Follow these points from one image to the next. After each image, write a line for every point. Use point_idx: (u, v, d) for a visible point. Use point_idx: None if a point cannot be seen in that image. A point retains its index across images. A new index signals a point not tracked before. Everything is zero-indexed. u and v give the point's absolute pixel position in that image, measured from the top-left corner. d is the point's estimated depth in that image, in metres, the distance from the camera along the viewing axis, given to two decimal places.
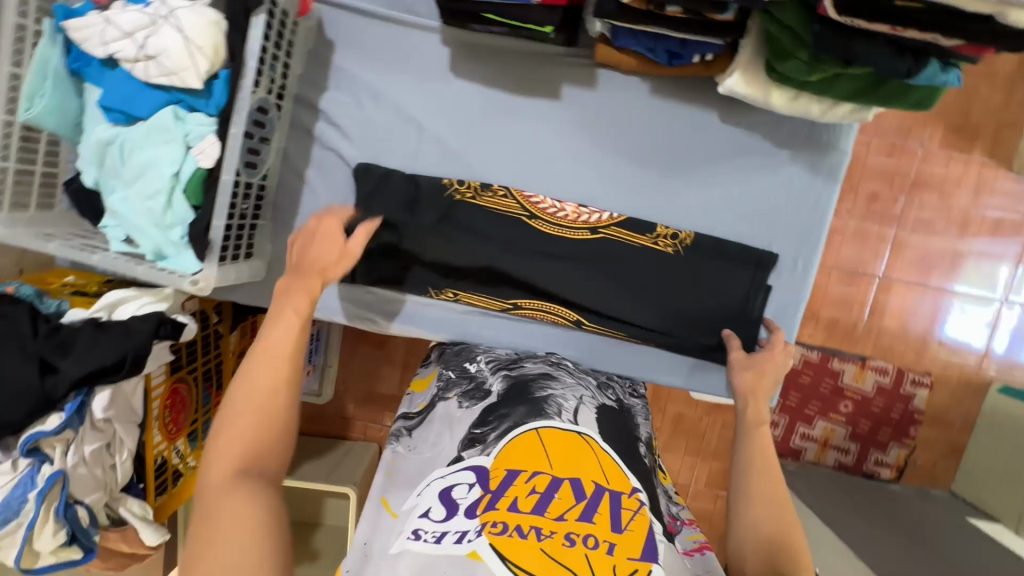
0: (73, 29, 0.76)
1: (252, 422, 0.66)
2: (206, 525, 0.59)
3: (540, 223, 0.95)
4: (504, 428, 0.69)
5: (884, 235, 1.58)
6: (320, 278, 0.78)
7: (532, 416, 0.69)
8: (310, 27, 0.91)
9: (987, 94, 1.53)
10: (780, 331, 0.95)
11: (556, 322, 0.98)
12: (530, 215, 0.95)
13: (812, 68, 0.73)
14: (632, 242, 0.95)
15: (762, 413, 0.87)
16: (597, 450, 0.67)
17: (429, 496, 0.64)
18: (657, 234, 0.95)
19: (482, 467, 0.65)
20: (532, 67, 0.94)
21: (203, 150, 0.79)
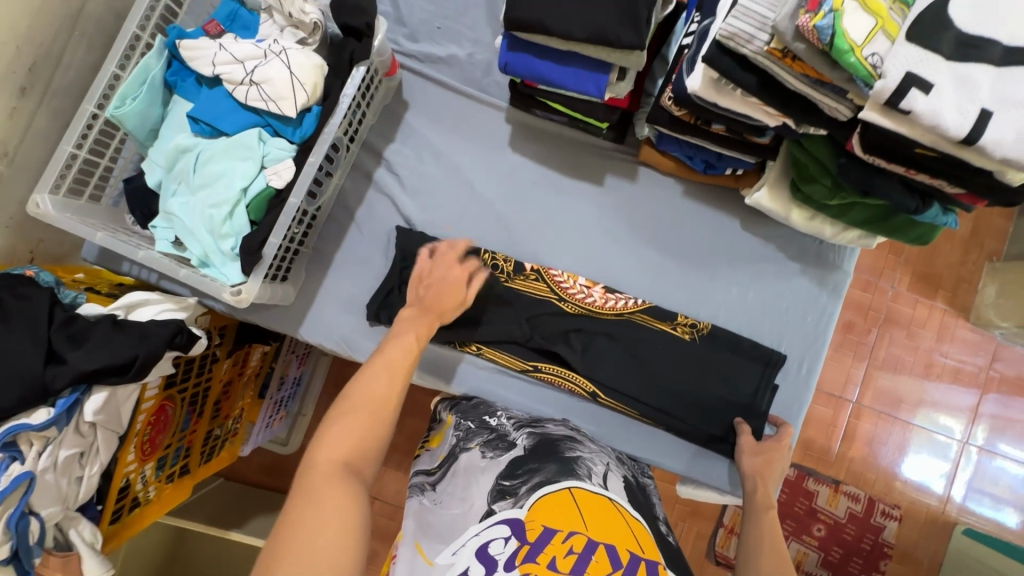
0: (185, 49, 0.86)
1: (361, 423, 0.65)
2: (309, 506, 0.56)
3: (570, 305, 0.99)
4: (535, 482, 0.68)
5: (858, 363, 1.69)
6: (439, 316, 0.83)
7: (563, 475, 0.69)
8: (391, 86, 1.02)
9: (948, 251, 1.72)
10: (788, 426, 0.97)
11: (572, 392, 0.99)
12: (562, 299, 0.99)
13: (833, 193, 0.85)
14: (653, 328, 0.99)
15: (769, 498, 0.88)
16: (627, 517, 0.66)
17: (466, 554, 0.61)
18: (677, 321, 0.99)
19: (516, 519, 0.63)
20: (580, 154, 1.04)
21: (277, 171, 0.85)
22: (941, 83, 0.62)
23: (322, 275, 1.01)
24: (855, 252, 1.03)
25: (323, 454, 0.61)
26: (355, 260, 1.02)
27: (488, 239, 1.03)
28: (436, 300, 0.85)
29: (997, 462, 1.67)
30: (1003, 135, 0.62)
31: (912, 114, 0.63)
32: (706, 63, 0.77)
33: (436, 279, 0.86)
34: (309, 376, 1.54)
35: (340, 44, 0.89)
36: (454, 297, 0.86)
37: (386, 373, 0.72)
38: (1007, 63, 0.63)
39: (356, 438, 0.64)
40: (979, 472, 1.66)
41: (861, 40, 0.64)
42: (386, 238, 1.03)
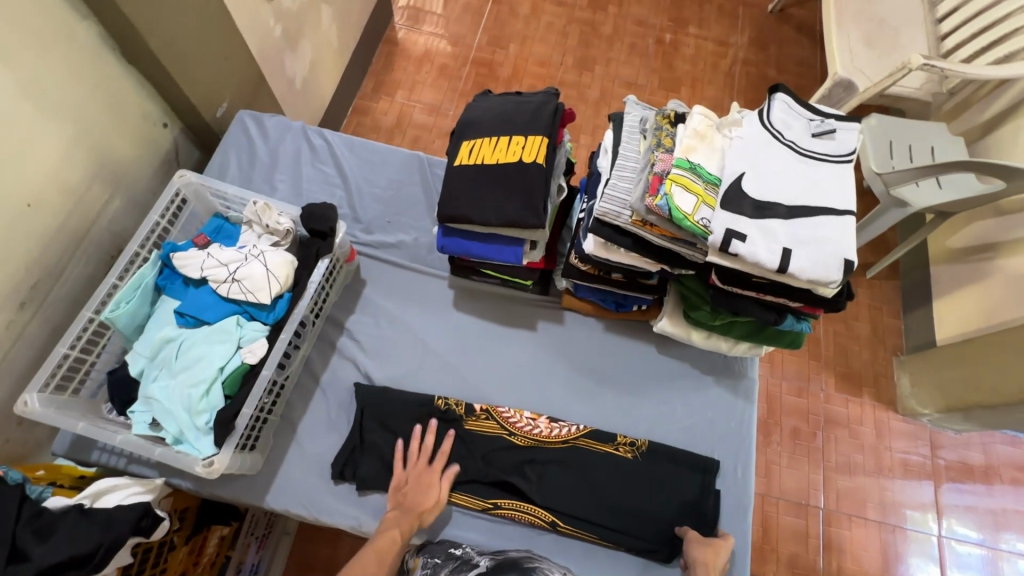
0: (178, 259, 1.04)
1: None
2: None
3: (520, 437, 1.09)
4: None
5: (814, 468, 1.78)
6: (416, 520, 0.97)
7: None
8: (351, 269, 1.22)
9: (857, 351, 1.95)
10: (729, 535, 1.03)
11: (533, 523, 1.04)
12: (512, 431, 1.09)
13: (714, 316, 1.06)
14: (598, 450, 1.09)
15: None
16: None
17: None
18: (617, 441, 1.10)
19: None
20: (514, 307, 1.24)
21: (251, 349, 0.97)
22: (751, 234, 0.88)
23: (289, 439, 1.09)
24: (756, 361, 1.21)
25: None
26: (322, 422, 1.11)
27: (443, 388, 1.16)
28: (417, 501, 0.99)
29: (996, 561, 1.69)
30: (802, 264, 0.86)
31: (739, 256, 0.87)
32: (593, 233, 1.01)
33: (417, 483, 1.01)
34: (270, 560, 1.45)
35: (308, 243, 1.10)
36: (432, 495, 1.00)
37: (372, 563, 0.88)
38: (792, 216, 0.89)
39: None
40: (965, 567, 1.68)
41: (691, 211, 0.89)
42: (349, 398, 1.14)
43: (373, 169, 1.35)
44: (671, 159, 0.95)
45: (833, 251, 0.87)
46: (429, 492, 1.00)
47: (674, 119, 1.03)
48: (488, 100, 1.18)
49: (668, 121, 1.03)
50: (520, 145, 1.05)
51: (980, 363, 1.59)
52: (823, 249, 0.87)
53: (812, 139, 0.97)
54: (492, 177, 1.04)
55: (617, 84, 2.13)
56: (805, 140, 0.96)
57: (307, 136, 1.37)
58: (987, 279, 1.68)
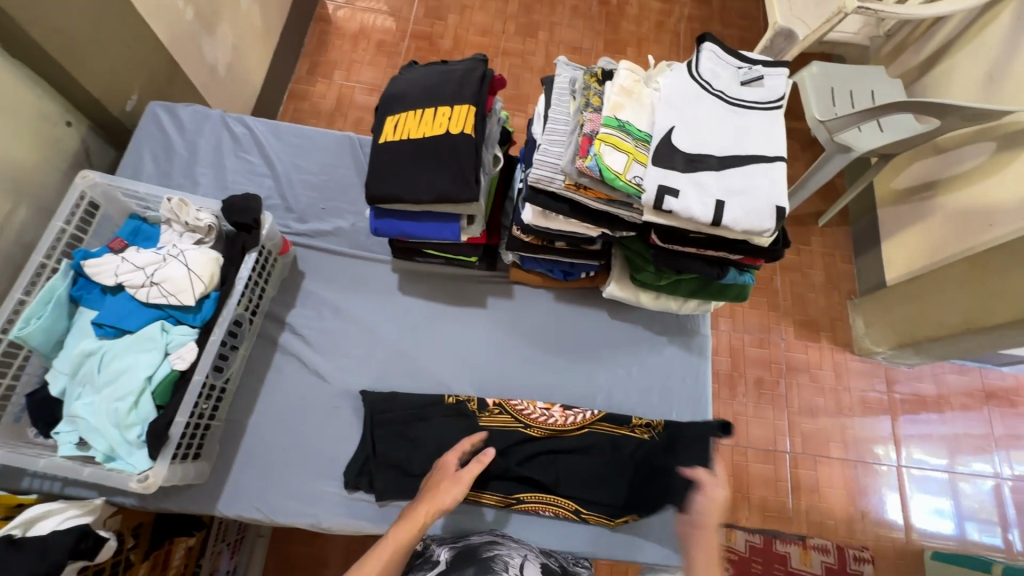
0: (90, 266, 0.98)
1: None
2: None
3: (536, 429, 1.07)
4: None
5: (779, 414, 1.84)
6: (430, 506, 0.87)
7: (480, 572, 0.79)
8: (288, 261, 1.17)
9: (813, 298, 1.99)
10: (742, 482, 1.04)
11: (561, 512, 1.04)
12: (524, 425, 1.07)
13: (660, 276, 1.05)
14: (614, 433, 1.08)
15: None
16: None
17: None
18: (632, 423, 1.09)
19: None
20: (462, 285, 1.21)
21: (180, 355, 0.92)
22: (683, 188, 0.86)
23: (238, 444, 1.05)
24: (708, 317, 1.22)
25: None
26: (271, 423, 1.08)
27: (396, 376, 1.13)
28: (434, 490, 0.91)
29: (955, 484, 1.78)
30: (736, 215, 0.85)
31: (673, 213, 0.86)
32: (530, 202, 0.98)
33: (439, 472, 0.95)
34: (246, 565, 1.42)
35: (233, 238, 1.04)
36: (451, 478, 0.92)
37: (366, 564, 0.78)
38: (724, 166, 0.88)
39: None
40: (925, 495, 1.77)
41: (622, 169, 0.87)
42: (297, 394, 1.10)
43: (302, 155, 1.28)
44: (599, 119, 0.93)
45: (765, 199, 0.86)
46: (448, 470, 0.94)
47: (601, 77, 1.00)
48: (415, 71, 1.12)
49: (596, 79, 1.00)
50: (447, 115, 1.00)
51: (929, 298, 1.63)
52: (756, 198, 0.86)
53: (741, 87, 0.95)
54: (420, 152, 1.00)
55: (562, 48, 2.07)
56: (733, 89, 0.95)
57: (227, 124, 1.29)
58: (928, 217, 1.73)
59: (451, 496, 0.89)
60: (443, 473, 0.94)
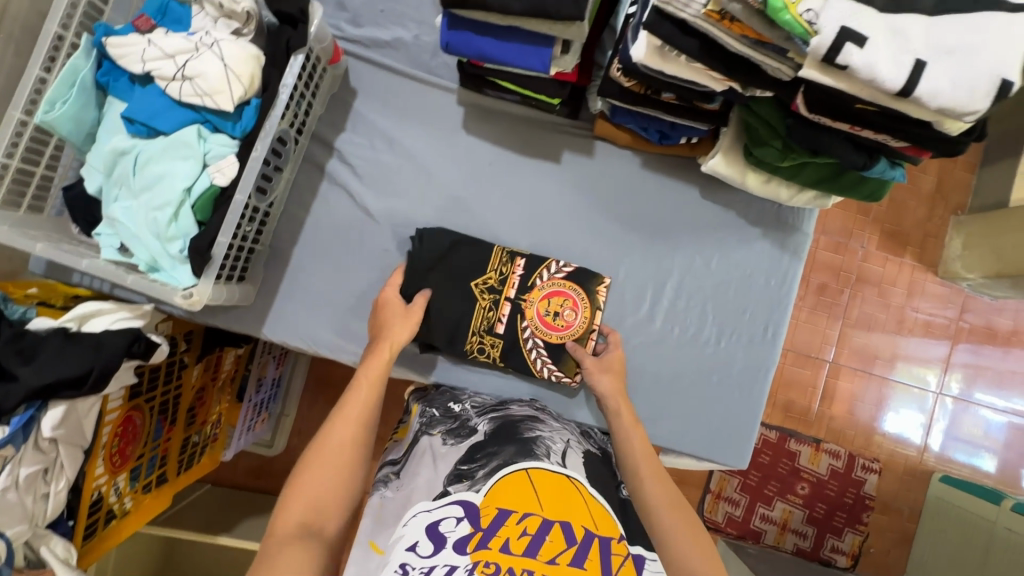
0: (113, 46, 0.83)
1: (319, 476, 0.70)
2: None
3: (478, 283, 0.99)
4: (492, 466, 0.69)
5: (833, 323, 1.71)
6: (389, 343, 0.87)
7: (522, 455, 0.70)
8: (337, 74, 0.99)
9: (914, 207, 1.73)
10: (614, 332, 0.99)
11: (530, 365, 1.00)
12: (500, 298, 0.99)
13: (784, 156, 0.86)
14: (529, 276, 0.99)
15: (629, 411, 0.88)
16: (584, 493, 0.68)
17: (415, 527, 0.65)
18: (547, 268, 0.99)
19: (471, 502, 0.66)
20: (535, 132, 1.03)
21: (220, 169, 0.83)
22: (876, 36, 0.63)
23: (281, 272, 1.00)
24: (814, 213, 1.04)
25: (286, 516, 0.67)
26: (315, 255, 1.01)
27: (449, 226, 1.02)
28: (390, 329, 0.89)
29: (966, 408, 1.71)
30: (937, 84, 0.62)
31: (849, 69, 0.63)
32: (648, 30, 0.75)
33: (386, 306, 0.92)
34: (288, 376, 1.50)
35: (275, 32, 0.86)
36: (399, 313, 0.92)
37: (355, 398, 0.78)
38: (938, 13, 0.63)
39: (321, 488, 0.69)
40: (952, 426, 1.71)
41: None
42: (343, 229, 1.02)
43: None
44: None
45: (986, 65, 0.62)
46: (394, 305, 0.92)
47: None
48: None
49: None
50: None
51: None
52: (976, 61, 0.62)
53: None
54: None
55: None
56: None
57: None
58: None
59: (404, 331, 0.90)
60: (390, 311, 0.92)
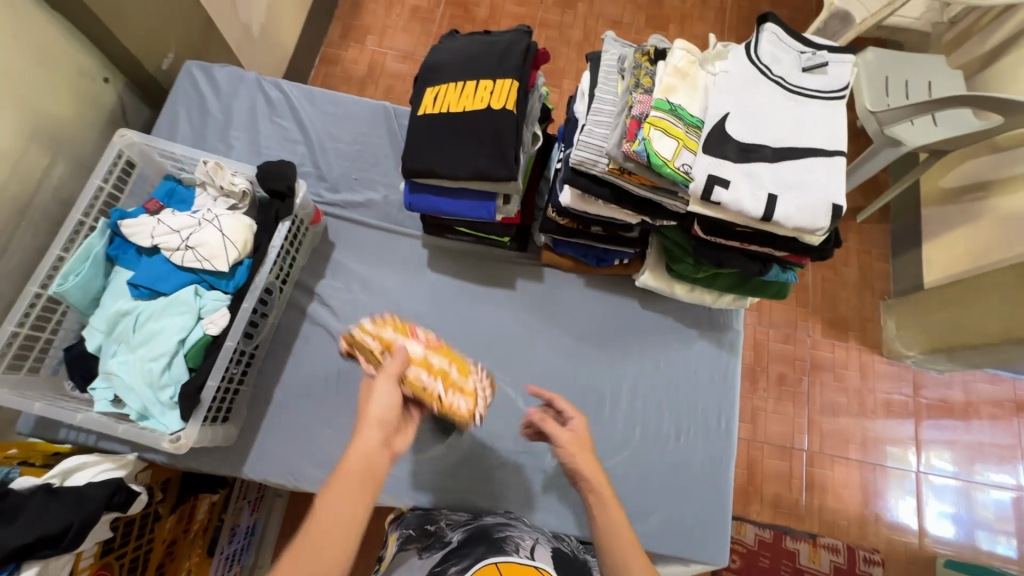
0: (127, 226, 0.98)
1: None
2: None
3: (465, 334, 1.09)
4: (464, 564, 0.72)
5: (800, 411, 1.79)
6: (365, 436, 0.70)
7: (491, 551, 0.73)
8: (318, 231, 1.17)
9: (846, 296, 1.91)
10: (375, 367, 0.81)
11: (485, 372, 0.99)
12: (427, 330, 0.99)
13: (697, 268, 1.02)
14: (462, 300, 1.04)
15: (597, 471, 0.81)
16: None
17: None
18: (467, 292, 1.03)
19: None
20: (490, 265, 1.20)
21: (213, 320, 0.93)
22: (735, 179, 0.82)
23: (263, 410, 1.07)
24: (741, 312, 1.18)
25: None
26: (296, 390, 1.09)
27: None
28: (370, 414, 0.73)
29: (970, 492, 1.72)
30: (788, 210, 0.81)
31: (722, 204, 0.82)
32: (569, 184, 0.94)
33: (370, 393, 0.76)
34: (264, 522, 1.45)
35: (266, 205, 1.04)
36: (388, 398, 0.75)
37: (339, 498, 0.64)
38: (778, 159, 0.83)
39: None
40: (956, 511, 1.71)
41: (671, 156, 0.82)
42: (323, 365, 1.11)
43: (335, 122, 1.26)
44: (649, 100, 0.88)
45: (819, 195, 0.82)
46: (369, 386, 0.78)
47: (654, 56, 0.95)
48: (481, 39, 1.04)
49: (647, 58, 0.95)
50: (488, 89, 0.97)
51: (978, 298, 1.53)
52: (811, 193, 0.82)
53: (802, 74, 0.89)
54: (457, 127, 0.97)
55: (601, 22, 1.96)
56: (794, 75, 0.89)
57: (262, 88, 1.27)
58: (980, 218, 1.60)
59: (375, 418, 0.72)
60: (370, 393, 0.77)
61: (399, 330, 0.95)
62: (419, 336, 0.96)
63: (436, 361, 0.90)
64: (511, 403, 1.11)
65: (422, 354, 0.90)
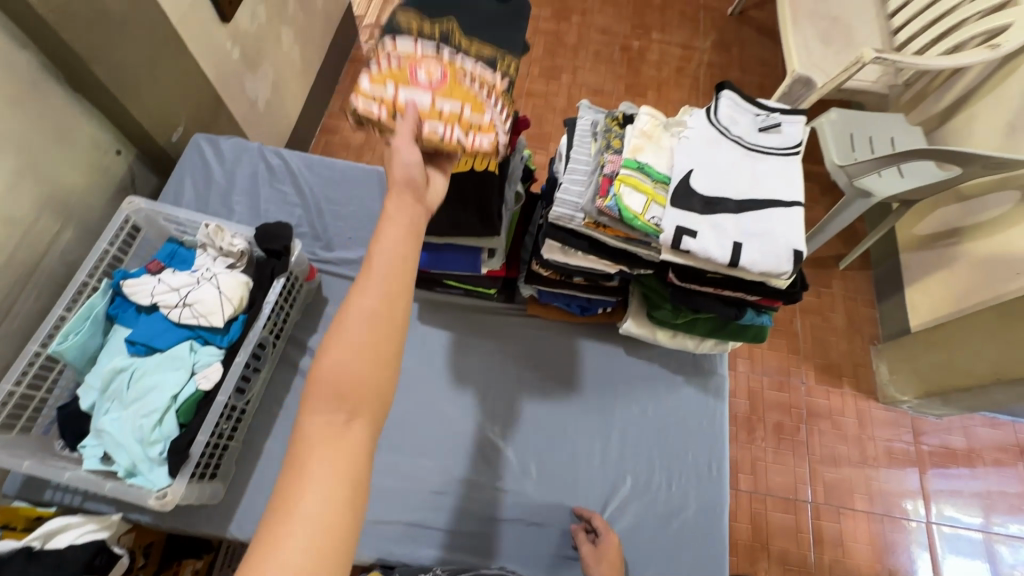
0: (129, 287, 1.03)
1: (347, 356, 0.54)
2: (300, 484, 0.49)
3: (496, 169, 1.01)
4: None
5: (800, 461, 1.76)
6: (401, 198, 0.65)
7: None
8: (312, 288, 1.21)
9: (836, 342, 1.93)
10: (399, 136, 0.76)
11: (495, 64, 0.88)
12: (438, 55, 0.85)
13: (677, 314, 1.06)
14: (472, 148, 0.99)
15: None
16: None
17: None
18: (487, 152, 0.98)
19: None
20: (478, 316, 1.24)
21: (206, 374, 0.96)
22: (702, 230, 0.87)
23: (252, 467, 1.07)
24: (726, 358, 1.21)
25: (312, 413, 0.53)
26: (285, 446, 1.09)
27: (411, 404, 1.14)
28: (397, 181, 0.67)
29: (991, 545, 1.67)
30: (754, 257, 0.86)
31: (691, 253, 0.87)
32: (549, 238, 1.00)
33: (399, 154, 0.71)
34: None
35: (263, 263, 1.09)
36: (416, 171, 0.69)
37: (386, 250, 0.59)
38: (741, 210, 0.89)
39: (361, 367, 0.54)
40: (972, 566, 1.64)
41: (641, 210, 0.89)
42: None
43: (332, 186, 1.34)
44: (620, 159, 0.95)
45: (781, 243, 0.87)
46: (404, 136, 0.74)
47: (622, 121, 1.03)
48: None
49: (616, 123, 1.03)
50: None
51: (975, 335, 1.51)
52: (773, 240, 0.87)
53: (759, 133, 0.98)
54: None
55: (583, 91, 2.11)
56: (751, 135, 0.97)
57: (264, 156, 1.36)
58: (954, 263, 1.67)
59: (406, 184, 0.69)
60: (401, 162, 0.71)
61: (398, 79, 0.81)
62: (420, 79, 0.82)
63: (447, 107, 0.80)
64: (500, 454, 1.11)
65: (433, 103, 0.80)
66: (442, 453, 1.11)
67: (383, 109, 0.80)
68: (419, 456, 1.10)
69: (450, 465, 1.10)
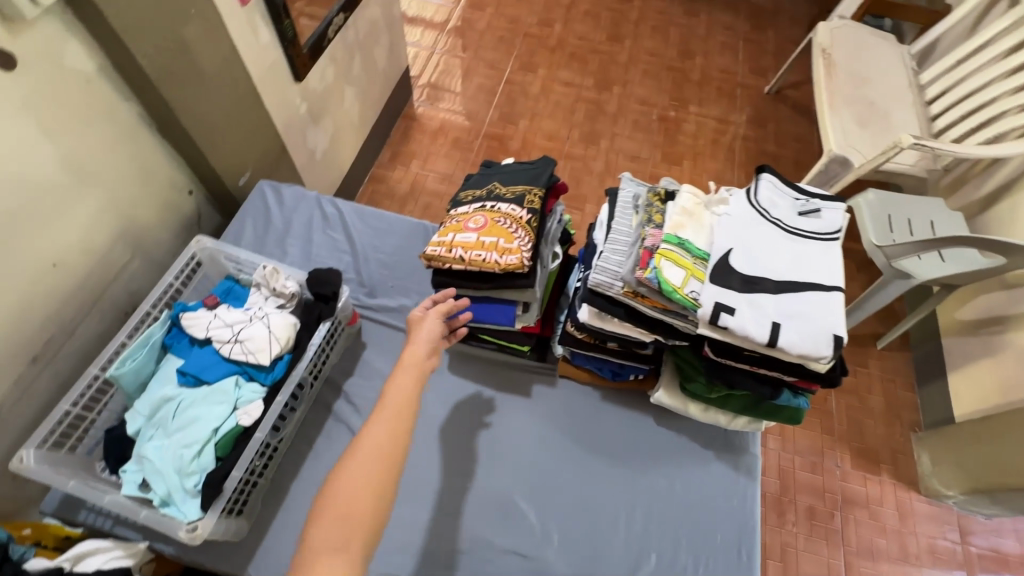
0: (187, 319, 1.09)
1: (357, 474, 0.76)
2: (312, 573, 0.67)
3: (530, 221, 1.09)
4: None
5: (835, 552, 1.65)
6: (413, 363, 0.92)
7: None
8: (352, 332, 1.26)
9: (873, 425, 1.85)
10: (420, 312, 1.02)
11: (523, 201, 1.10)
12: (485, 207, 1.12)
13: (710, 387, 1.06)
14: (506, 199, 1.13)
15: None
16: None
17: None
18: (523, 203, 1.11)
19: None
20: (508, 373, 1.25)
21: (247, 411, 1.00)
22: (741, 307, 0.89)
23: (276, 506, 1.08)
24: (758, 436, 1.18)
25: (324, 527, 0.71)
26: (310, 488, 1.10)
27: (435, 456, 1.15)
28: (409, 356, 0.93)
29: None
30: (792, 339, 0.86)
31: (729, 329, 0.88)
32: (586, 302, 1.02)
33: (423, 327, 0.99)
34: None
35: (311, 306, 1.14)
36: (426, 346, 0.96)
37: (399, 396, 0.86)
38: (780, 290, 0.91)
39: (368, 479, 0.76)
40: None
41: (680, 284, 0.91)
42: None
43: (379, 236, 1.42)
44: (660, 235, 0.98)
45: (819, 326, 0.87)
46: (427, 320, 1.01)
47: (664, 196, 1.08)
48: (476, 174, 1.25)
49: (658, 198, 1.08)
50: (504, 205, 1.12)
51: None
52: (812, 323, 0.88)
53: (797, 217, 1.00)
54: None
55: (621, 157, 2.20)
56: (790, 218, 1.00)
57: (320, 204, 1.46)
58: (999, 353, 1.61)
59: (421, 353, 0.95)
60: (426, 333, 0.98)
61: (455, 229, 1.10)
62: (470, 226, 1.09)
63: (487, 240, 1.05)
64: (522, 515, 1.09)
65: (477, 238, 1.06)
66: (463, 510, 1.10)
67: (439, 248, 1.08)
68: (439, 511, 1.09)
69: (470, 522, 1.08)
